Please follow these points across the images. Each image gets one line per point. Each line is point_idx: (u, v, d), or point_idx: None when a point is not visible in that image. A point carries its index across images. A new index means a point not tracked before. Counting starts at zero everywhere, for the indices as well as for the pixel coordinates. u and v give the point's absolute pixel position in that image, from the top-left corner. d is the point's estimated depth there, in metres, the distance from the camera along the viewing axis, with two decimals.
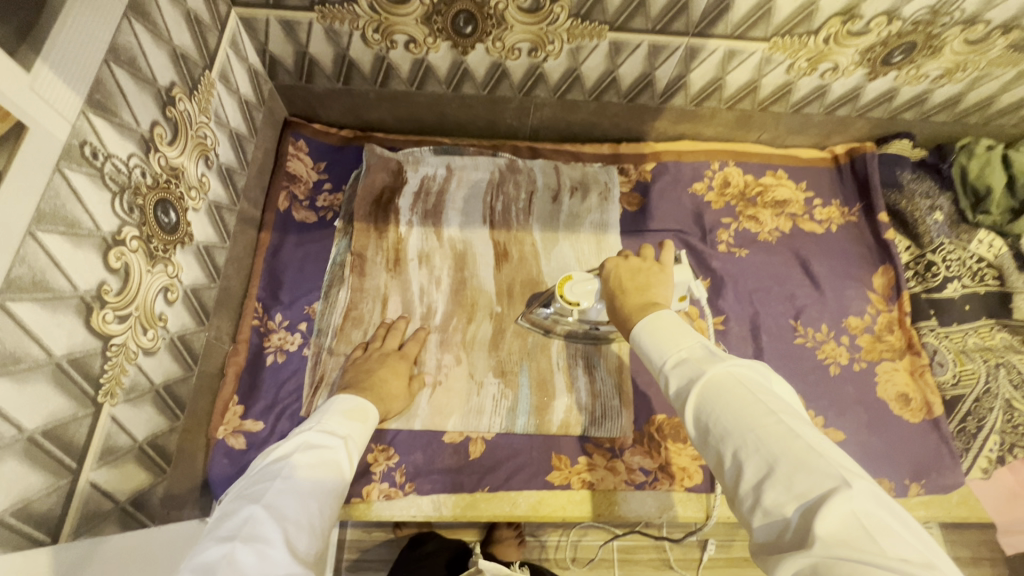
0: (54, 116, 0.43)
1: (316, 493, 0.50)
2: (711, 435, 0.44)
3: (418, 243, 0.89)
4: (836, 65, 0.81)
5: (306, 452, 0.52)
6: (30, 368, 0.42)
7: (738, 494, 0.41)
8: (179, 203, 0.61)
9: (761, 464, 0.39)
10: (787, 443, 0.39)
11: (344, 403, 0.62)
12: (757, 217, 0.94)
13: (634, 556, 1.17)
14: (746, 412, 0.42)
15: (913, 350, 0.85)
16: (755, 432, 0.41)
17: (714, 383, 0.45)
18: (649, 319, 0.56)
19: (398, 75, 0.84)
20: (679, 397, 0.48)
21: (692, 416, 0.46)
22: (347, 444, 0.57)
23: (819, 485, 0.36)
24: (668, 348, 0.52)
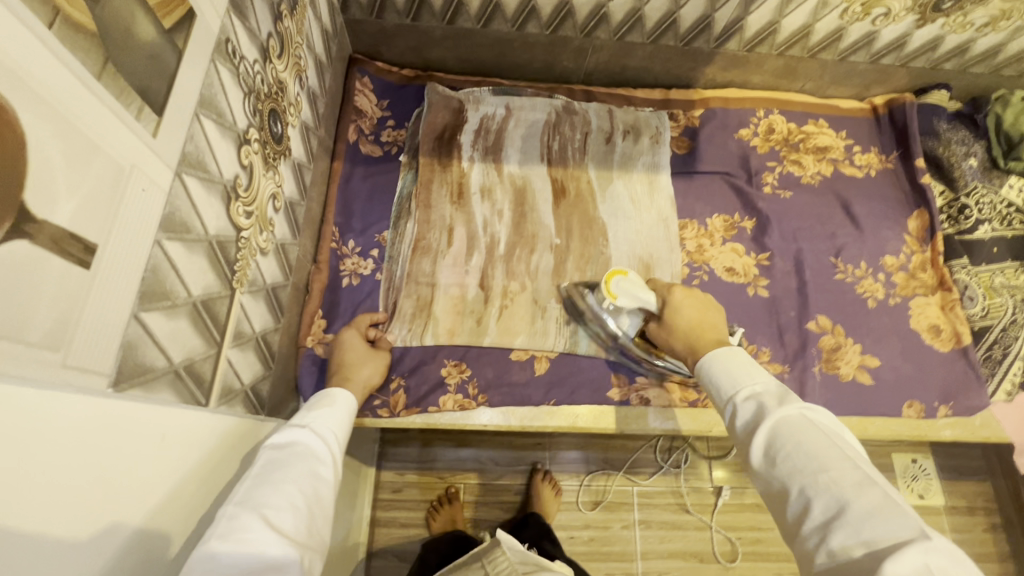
0: (210, 8, 0.46)
1: (291, 479, 0.49)
2: (779, 471, 0.46)
3: (480, 178, 0.93)
4: (888, 10, 0.85)
5: (273, 452, 0.52)
6: (195, 239, 0.46)
7: (802, 532, 0.43)
8: (284, 116, 0.65)
9: (830, 506, 0.42)
10: (859, 491, 0.41)
11: (310, 400, 0.63)
12: (800, 161, 0.99)
13: (653, 500, 1.23)
14: (822, 453, 0.44)
15: (945, 286, 0.91)
16: (826, 472, 0.43)
17: (786, 422, 0.48)
18: (714, 355, 0.59)
19: (467, 11, 0.87)
20: (746, 431, 0.50)
21: (758, 453, 0.48)
22: (315, 429, 0.57)
23: (887, 534, 0.39)
24: (734, 380, 0.55)
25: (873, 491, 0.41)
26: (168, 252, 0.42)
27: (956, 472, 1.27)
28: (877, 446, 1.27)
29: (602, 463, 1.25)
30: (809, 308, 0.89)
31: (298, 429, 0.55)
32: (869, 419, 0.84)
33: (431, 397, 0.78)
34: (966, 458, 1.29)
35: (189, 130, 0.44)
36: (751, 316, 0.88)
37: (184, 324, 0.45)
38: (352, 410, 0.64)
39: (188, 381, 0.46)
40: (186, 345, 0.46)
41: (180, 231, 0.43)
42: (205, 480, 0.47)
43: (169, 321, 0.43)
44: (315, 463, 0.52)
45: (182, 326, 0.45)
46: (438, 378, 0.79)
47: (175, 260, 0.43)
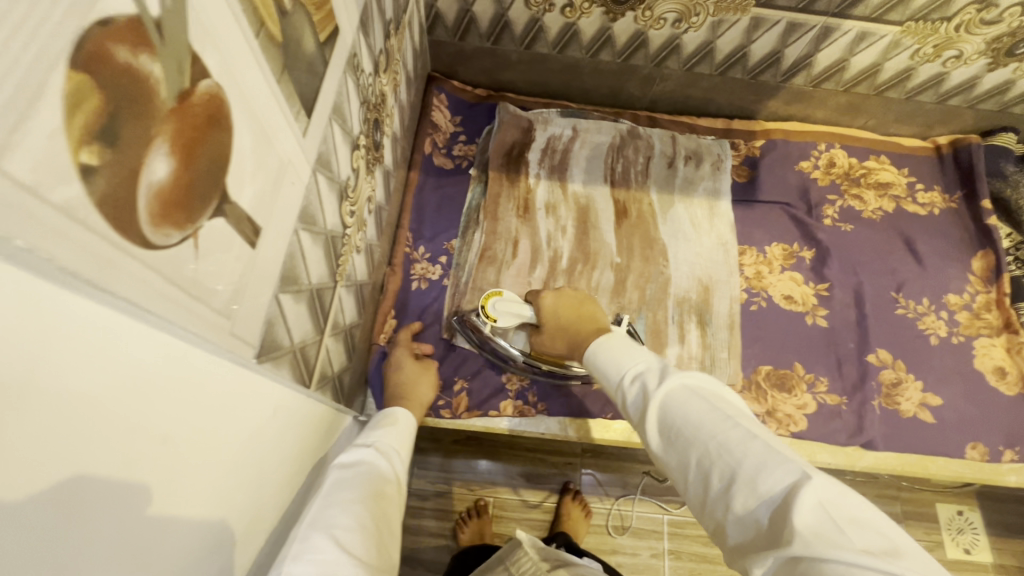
0: (348, 26, 0.51)
1: (358, 498, 0.50)
2: (675, 445, 0.44)
3: (545, 195, 0.97)
4: (960, 53, 0.86)
5: (342, 472, 0.53)
6: (318, 232, 0.50)
7: (708, 505, 0.40)
8: (382, 126, 0.70)
9: (724, 467, 0.40)
10: (743, 442, 0.40)
11: (374, 421, 0.66)
12: (861, 196, 1.00)
13: (683, 531, 1.21)
14: (708, 418, 0.43)
15: (1011, 329, 0.90)
16: (708, 430, 0.42)
17: (668, 392, 0.47)
18: (594, 354, 0.58)
19: (545, 38, 0.92)
20: (640, 410, 0.49)
21: (655, 431, 0.46)
22: (379, 447, 0.59)
23: (775, 483, 0.37)
24: (620, 366, 0.54)
25: (752, 437, 0.40)
26: (302, 240, 0.46)
27: (1007, 528, 1.22)
28: (922, 494, 1.23)
29: (629, 488, 1.24)
30: (868, 341, 0.89)
31: (361, 449, 0.57)
32: (929, 458, 0.83)
33: (491, 402, 0.81)
34: (1016, 514, 1.23)
35: (325, 133, 0.48)
36: (808, 345, 0.89)
37: (304, 309, 0.49)
38: (415, 430, 0.66)
39: (300, 362, 0.50)
40: (303, 329, 0.49)
41: (310, 223, 0.48)
42: (284, 475, 0.49)
43: (295, 305, 0.47)
44: (380, 480, 0.54)
45: (303, 310, 0.48)
46: (498, 384, 0.82)
47: (305, 249, 0.47)
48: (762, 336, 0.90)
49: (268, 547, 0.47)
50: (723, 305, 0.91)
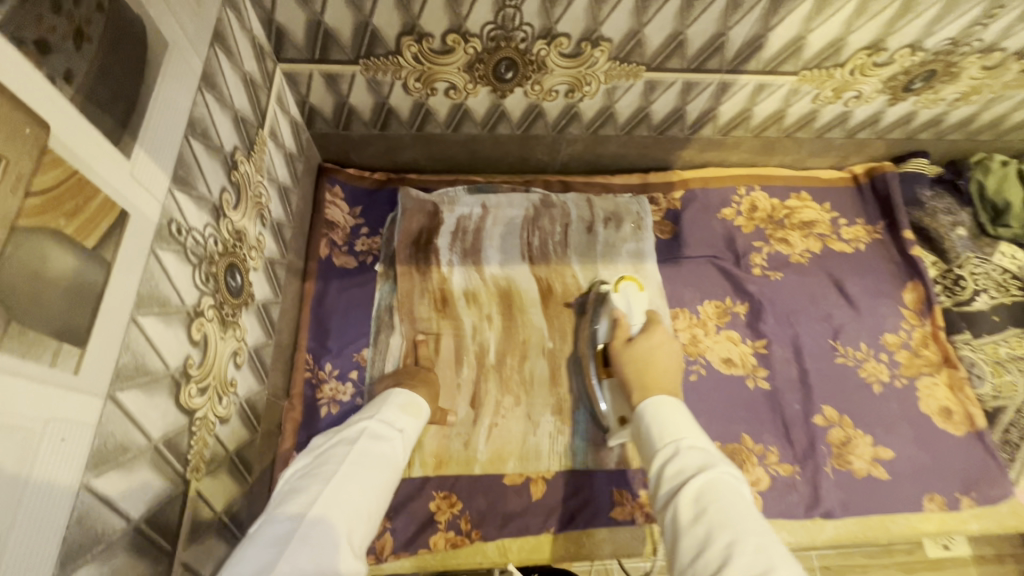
0: (149, 199, 0.42)
1: (373, 482, 0.56)
2: (706, 522, 0.47)
3: (461, 282, 0.89)
4: (860, 93, 0.84)
5: (371, 443, 0.59)
6: (135, 456, 0.41)
7: None
8: (243, 265, 0.61)
9: (754, 563, 0.43)
10: (785, 560, 0.44)
11: (399, 398, 0.68)
12: (787, 239, 0.97)
13: None
14: (751, 518, 0.47)
15: (950, 363, 0.87)
16: (754, 534, 0.45)
17: (722, 478, 0.51)
18: (656, 402, 0.63)
19: (435, 119, 0.85)
20: (680, 478, 0.52)
21: (688, 501, 0.50)
22: (402, 437, 0.64)
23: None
24: (677, 429, 0.58)
25: (794, 566, 0.43)
26: (99, 490, 0.37)
27: None
28: None
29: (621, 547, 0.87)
30: (813, 400, 0.85)
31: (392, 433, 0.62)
32: (890, 518, 0.79)
33: (420, 538, 0.73)
34: None
35: (125, 340, 0.40)
36: (755, 414, 0.84)
37: (122, 557, 0.40)
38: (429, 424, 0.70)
39: None
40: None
41: (116, 457, 0.39)
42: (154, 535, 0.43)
43: (102, 567, 0.38)
44: (394, 463, 0.60)
45: (118, 562, 0.39)
46: (427, 515, 0.74)
47: (109, 493, 0.38)
48: (708, 410, 0.84)
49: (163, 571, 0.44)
50: None
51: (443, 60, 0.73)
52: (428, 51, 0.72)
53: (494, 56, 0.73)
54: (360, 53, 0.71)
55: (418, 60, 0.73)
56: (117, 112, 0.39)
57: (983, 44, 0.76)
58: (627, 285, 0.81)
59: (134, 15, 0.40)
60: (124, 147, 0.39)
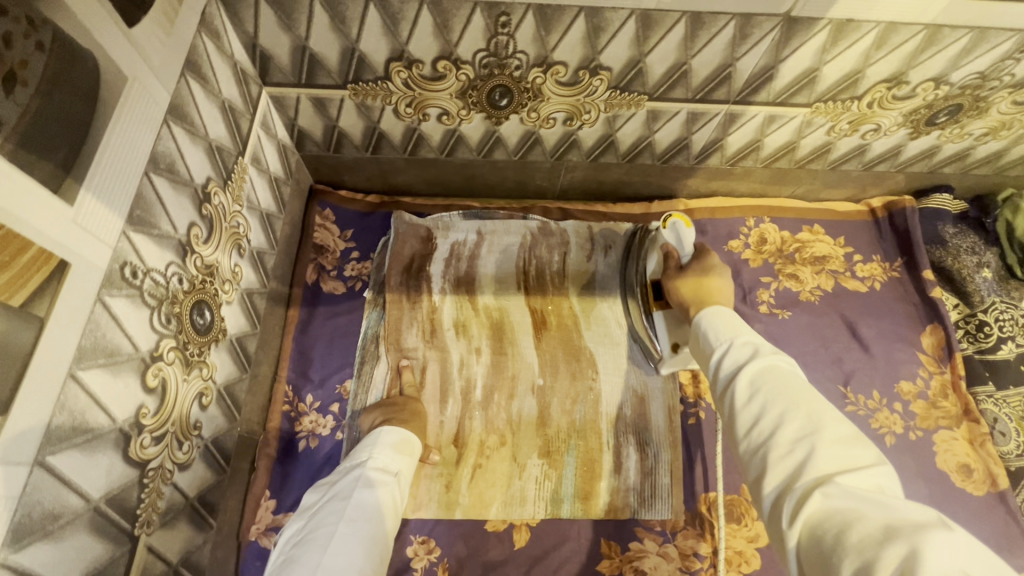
0: (95, 248, 0.40)
1: (374, 538, 0.53)
2: (761, 395, 0.45)
3: (453, 312, 0.85)
4: (879, 126, 0.79)
5: (368, 492, 0.57)
6: (67, 521, 0.38)
7: (772, 453, 0.41)
8: (214, 300, 0.58)
9: (806, 425, 0.41)
10: (838, 421, 0.41)
11: (389, 436, 0.65)
12: (796, 275, 0.91)
13: None
14: (808, 388, 0.44)
15: (971, 416, 0.81)
16: (808, 399, 0.43)
17: (779, 361, 0.47)
18: (710, 310, 0.59)
19: (428, 144, 0.82)
20: (735, 368, 0.49)
21: (743, 379, 0.47)
22: (398, 482, 0.61)
23: (851, 459, 0.38)
24: (736, 329, 0.54)
25: (847, 425, 0.41)
26: (18, 564, 0.35)
27: None
28: None
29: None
30: None
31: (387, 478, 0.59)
32: None
33: None
34: None
35: (60, 398, 0.37)
36: None
37: None
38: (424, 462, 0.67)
39: None
40: None
41: (44, 525, 0.36)
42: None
43: None
44: (393, 513, 0.58)
45: None
46: (403, 561, 0.70)
47: (33, 565, 0.36)
48: (705, 457, 0.80)
49: None
50: (661, 419, 0.80)
51: (434, 86, 0.70)
52: (418, 77, 0.69)
53: (488, 83, 0.70)
54: (348, 78, 0.69)
55: (409, 86, 0.70)
56: (56, 158, 0.36)
57: (1014, 79, 0.70)
58: (674, 221, 0.76)
59: (82, 53, 0.38)
60: (65, 194, 0.37)
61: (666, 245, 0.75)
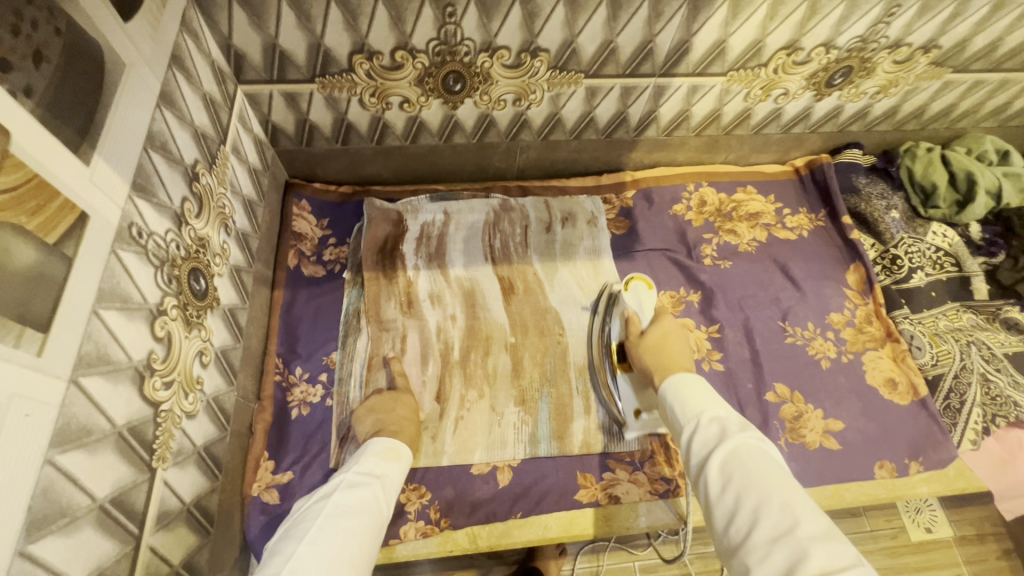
0: (108, 204, 0.47)
1: (350, 530, 0.56)
2: (732, 489, 0.53)
3: (427, 285, 0.93)
4: (787, 90, 0.91)
5: (346, 492, 0.60)
6: (98, 439, 0.44)
7: (750, 547, 0.48)
8: (207, 270, 0.65)
9: (778, 524, 0.48)
10: (808, 513, 0.48)
11: (378, 444, 0.68)
12: (734, 230, 1.02)
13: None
14: (776, 482, 0.52)
15: (892, 337, 0.93)
16: (777, 495, 0.50)
17: (743, 447, 0.56)
18: (676, 378, 0.69)
19: (393, 132, 0.90)
20: (705, 453, 0.59)
21: (715, 471, 0.56)
22: (382, 484, 0.64)
23: (831, 557, 0.43)
24: (697, 404, 0.64)
25: (818, 519, 0.48)
26: (64, 466, 0.40)
27: (960, 501, 1.22)
28: None
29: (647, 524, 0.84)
30: (764, 378, 0.89)
31: (369, 480, 0.62)
32: (843, 486, 0.83)
33: (392, 528, 0.75)
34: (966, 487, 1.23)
35: (87, 330, 0.43)
36: None
37: (89, 534, 0.43)
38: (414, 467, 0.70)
39: None
40: (93, 555, 0.43)
41: (79, 437, 0.42)
42: (110, 503, 0.45)
43: (68, 539, 0.41)
44: (376, 510, 0.60)
45: (86, 537, 0.43)
46: (397, 507, 0.76)
47: (73, 470, 0.41)
48: None
49: (111, 550, 0.45)
50: None
51: (394, 75, 0.79)
52: (379, 68, 0.77)
53: (442, 70, 0.79)
54: (316, 72, 0.77)
55: (371, 76, 0.79)
56: (73, 124, 0.43)
57: (890, 41, 0.83)
58: (636, 284, 0.86)
59: (89, 39, 0.45)
60: (82, 156, 0.44)
61: (627, 309, 0.85)
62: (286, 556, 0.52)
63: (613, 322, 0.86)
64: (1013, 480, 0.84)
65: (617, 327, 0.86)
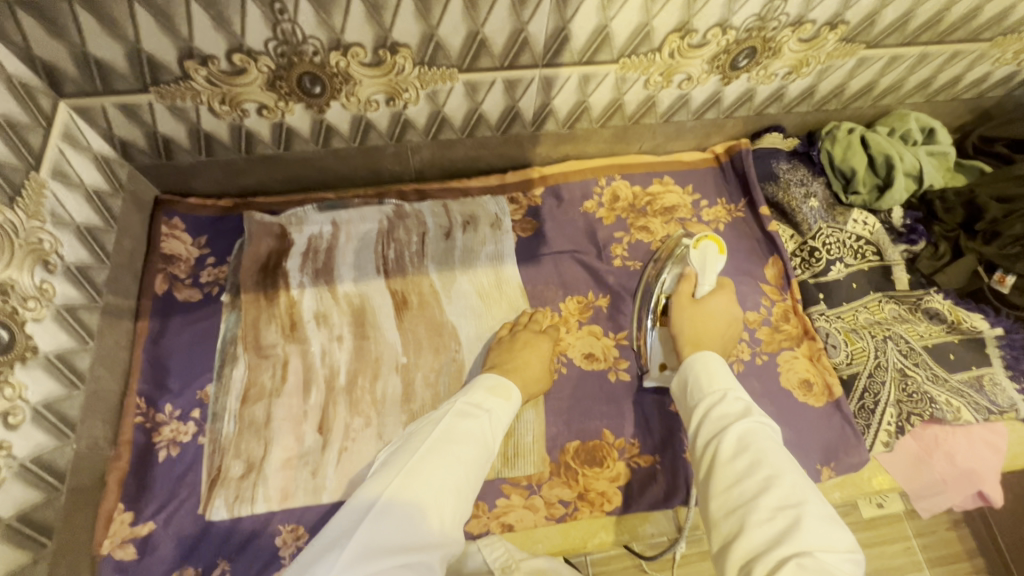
0: None
1: (459, 458, 0.58)
2: (750, 454, 0.53)
3: (313, 304, 0.86)
4: (689, 75, 0.84)
5: (459, 420, 0.62)
6: None
7: (754, 508, 0.50)
8: (12, 319, 0.58)
9: (791, 497, 0.49)
10: (819, 499, 0.50)
11: (489, 380, 0.69)
12: (647, 227, 0.96)
13: (609, 566, 1.09)
14: (794, 465, 0.53)
15: (809, 335, 0.88)
16: (794, 475, 0.52)
17: (767, 428, 0.57)
18: (699, 355, 0.68)
19: (261, 140, 0.82)
20: (727, 418, 0.58)
21: (733, 436, 0.56)
22: (488, 419, 0.64)
23: (834, 540, 0.46)
24: (723, 380, 0.63)
25: (826, 506, 0.50)
26: None
27: None
28: None
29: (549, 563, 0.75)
30: None
31: (477, 413, 0.63)
32: None
33: None
34: None
35: None
36: (614, 406, 0.82)
37: None
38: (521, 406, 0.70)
39: None
40: None
41: None
42: None
43: None
44: (483, 442, 0.62)
45: None
46: (272, 551, 0.71)
47: None
48: (566, 410, 0.82)
49: None
50: None
51: (239, 80, 0.70)
52: (218, 73, 0.69)
53: (293, 72, 0.71)
54: (147, 81, 0.68)
55: (213, 83, 0.70)
56: None
57: (791, 18, 0.76)
58: (707, 243, 0.83)
59: None
60: None
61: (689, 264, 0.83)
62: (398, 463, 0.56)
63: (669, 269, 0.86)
64: (930, 478, 0.81)
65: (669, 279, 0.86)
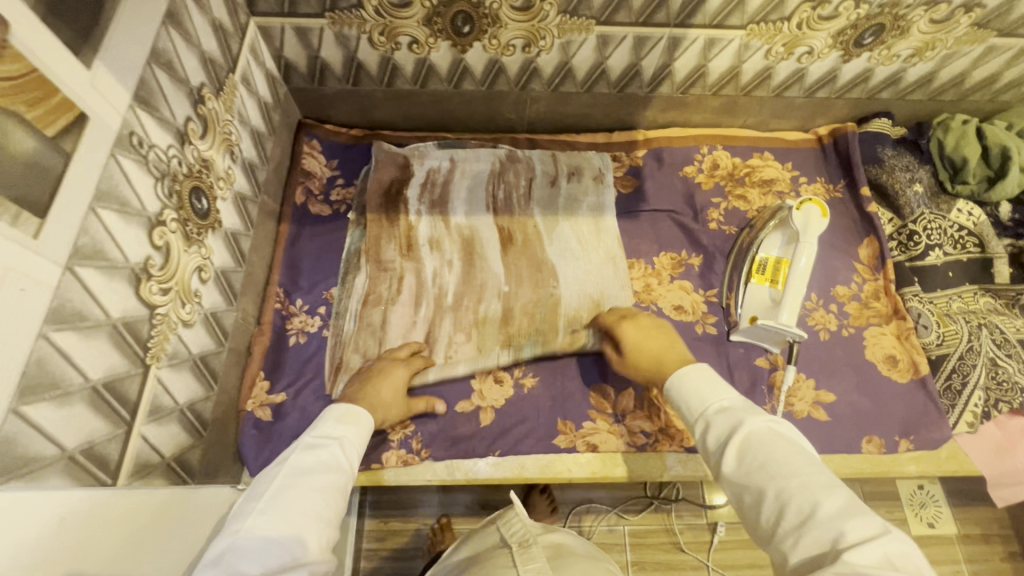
0: (109, 109, 0.49)
1: (313, 488, 0.52)
2: (754, 477, 0.50)
3: (427, 230, 0.94)
4: (811, 48, 0.87)
5: (304, 453, 0.55)
6: (94, 326, 0.48)
7: (779, 532, 0.47)
8: (210, 192, 0.68)
9: (801, 509, 0.46)
10: (830, 491, 0.46)
11: (336, 410, 0.64)
12: (745, 196, 0.99)
13: (645, 540, 1.13)
14: (793, 462, 0.50)
15: (899, 315, 0.89)
16: (793, 478, 0.48)
17: (755, 436, 0.53)
18: (675, 376, 0.65)
19: (403, 74, 0.90)
20: (721, 443, 0.55)
21: (732, 462, 0.53)
22: (342, 445, 0.59)
23: (862, 530, 0.43)
24: (703, 397, 0.60)
25: (841, 494, 0.46)
26: (58, 343, 0.44)
27: (968, 496, 1.17)
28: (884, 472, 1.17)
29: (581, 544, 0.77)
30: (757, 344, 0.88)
31: (324, 442, 0.58)
32: (829, 457, 0.81)
33: (374, 454, 0.79)
34: (974, 483, 1.18)
35: (83, 225, 0.46)
36: (700, 355, 0.87)
37: (81, 410, 0.47)
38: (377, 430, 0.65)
39: (84, 465, 0.48)
40: (87, 429, 0.48)
41: (73, 320, 0.46)
42: (104, 389, 0.50)
43: (62, 409, 0.45)
44: (339, 470, 0.56)
45: (79, 412, 0.47)
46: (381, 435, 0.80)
47: (68, 349, 0.45)
48: None
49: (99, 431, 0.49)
50: None
51: (403, 13, 0.79)
52: (387, 5, 0.77)
53: (450, 9, 0.78)
54: (326, 6, 0.78)
55: (380, 13, 0.79)
56: (76, 27, 0.45)
57: None
58: (810, 207, 0.81)
59: None
60: (84, 59, 0.46)
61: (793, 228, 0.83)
62: (242, 514, 0.49)
63: (780, 234, 0.86)
64: (1010, 467, 0.82)
65: (781, 243, 0.86)
